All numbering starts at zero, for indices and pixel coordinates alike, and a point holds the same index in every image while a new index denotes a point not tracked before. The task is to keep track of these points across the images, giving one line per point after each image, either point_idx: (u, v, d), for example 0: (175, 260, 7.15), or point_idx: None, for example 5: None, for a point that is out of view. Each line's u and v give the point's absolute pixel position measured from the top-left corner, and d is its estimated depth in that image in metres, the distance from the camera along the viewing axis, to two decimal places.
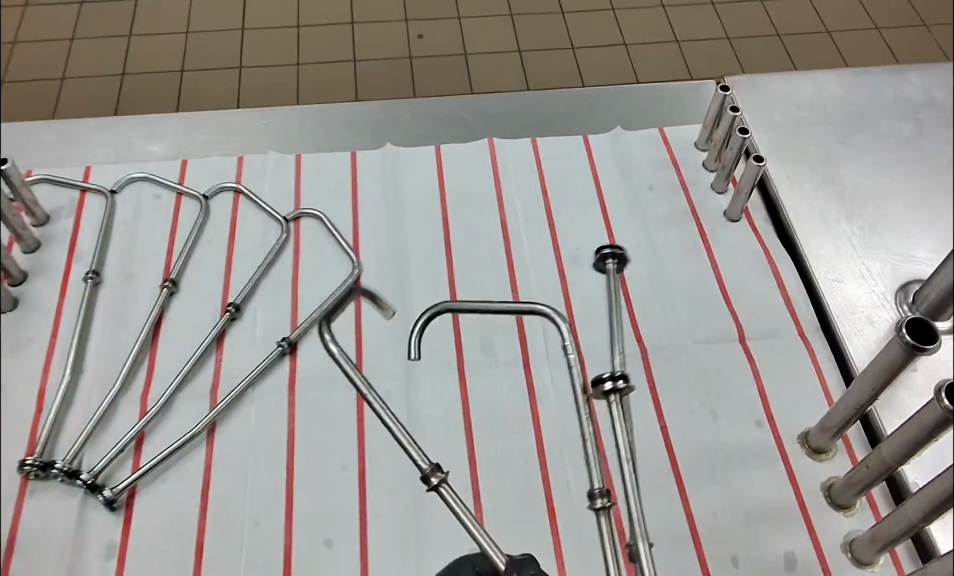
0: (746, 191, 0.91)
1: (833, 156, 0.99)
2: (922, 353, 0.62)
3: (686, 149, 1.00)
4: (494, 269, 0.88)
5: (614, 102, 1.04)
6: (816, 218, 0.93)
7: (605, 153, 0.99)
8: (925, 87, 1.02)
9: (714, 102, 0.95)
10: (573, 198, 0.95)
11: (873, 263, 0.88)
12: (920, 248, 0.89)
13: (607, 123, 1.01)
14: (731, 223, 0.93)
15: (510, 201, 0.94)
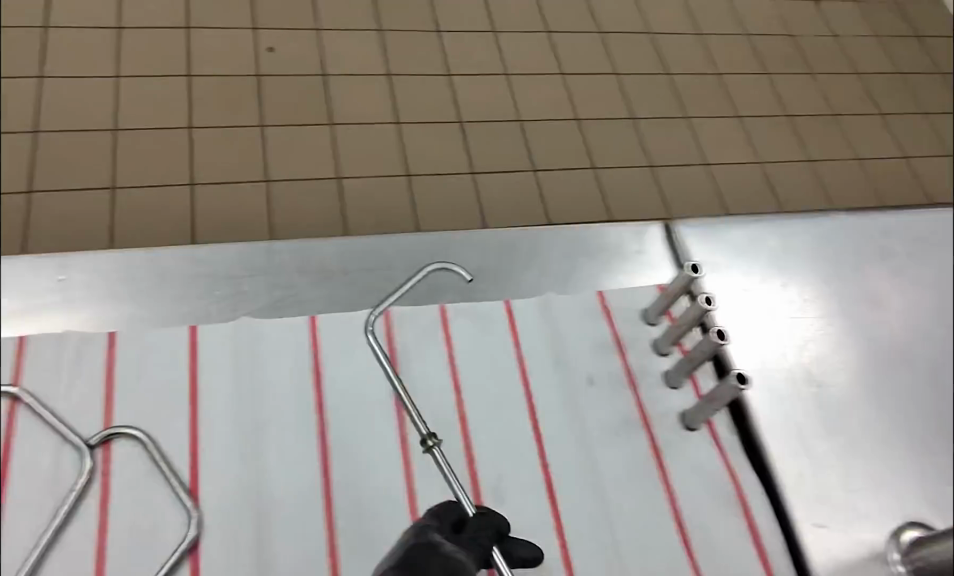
0: (717, 406, 0.73)
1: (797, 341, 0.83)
2: None
3: (631, 324, 0.82)
4: (390, 520, 0.64)
5: (533, 257, 0.84)
6: (790, 429, 0.76)
7: (531, 328, 0.79)
8: (892, 259, 0.91)
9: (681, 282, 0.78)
10: (493, 399, 0.74)
11: (859, 500, 0.73)
12: (901, 482, 0.76)
13: (527, 289, 0.82)
14: (689, 432, 0.75)
15: (412, 403, 0.71)
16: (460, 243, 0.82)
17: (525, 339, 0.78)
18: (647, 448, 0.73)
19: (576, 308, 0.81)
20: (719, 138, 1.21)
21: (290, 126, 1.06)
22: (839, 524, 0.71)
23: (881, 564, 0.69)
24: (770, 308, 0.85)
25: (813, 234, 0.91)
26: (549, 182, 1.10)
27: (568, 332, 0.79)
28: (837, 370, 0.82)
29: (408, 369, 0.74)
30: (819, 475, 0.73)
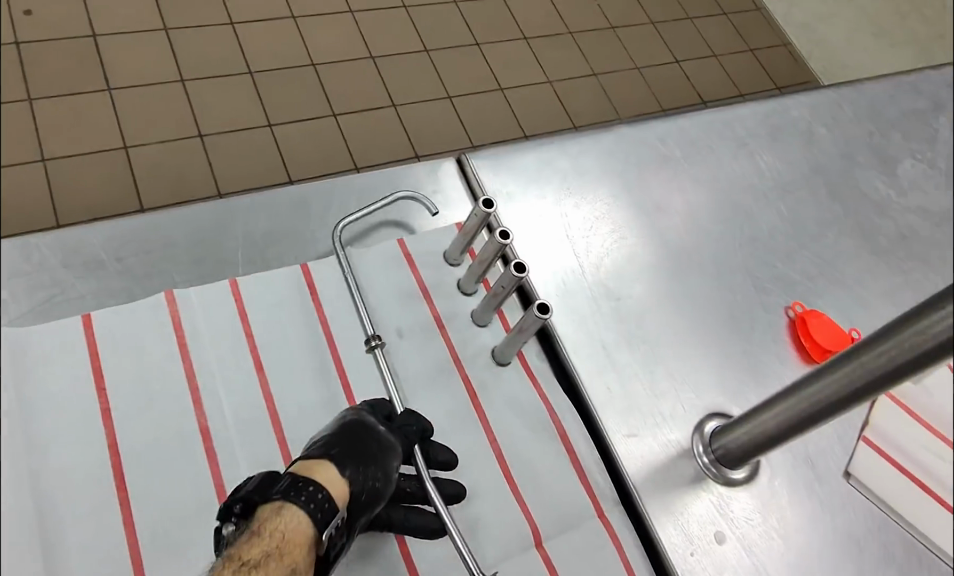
0: (525, 337, 0.74)
1: (590, 261, 0.86)
2: None
3: (433, 268, 0.81)
4: (201, 516, 0.61)
5: (329, 214, 0.80)
6: (594, 348, 0.79)
7: (330, 287, 0.76)
8: (673, 164, 0.95)
9: (474, 218, 0.78)
10: (298, 369, 0.70)
11: (664, 402, 0.77)
12: (703, 375, 0.81)
13: (326, 249, 0.78)
14: (502, 366, 0.76)
15: (211, 392, 0.67)
16: (247, 208, 0.76)
17: (326, 303, 0.75)
18: (464, 392, 0.73)
19: (376, 261, 0.79)
20: (505, 61, 1.29)
21: (73, 98, 1.04)
22: (649, 428, 0.75)
23: (688, 457, 0.74)
24: (566, 230, 0.87)
25: (599, 151, 0.93)
26: (347, 127, 1.15)
27: (369, 289, 0.77)
28: (633, 281, 0.85)
29: (201, 355, 0.69)
30: (627, 386, 0.77)
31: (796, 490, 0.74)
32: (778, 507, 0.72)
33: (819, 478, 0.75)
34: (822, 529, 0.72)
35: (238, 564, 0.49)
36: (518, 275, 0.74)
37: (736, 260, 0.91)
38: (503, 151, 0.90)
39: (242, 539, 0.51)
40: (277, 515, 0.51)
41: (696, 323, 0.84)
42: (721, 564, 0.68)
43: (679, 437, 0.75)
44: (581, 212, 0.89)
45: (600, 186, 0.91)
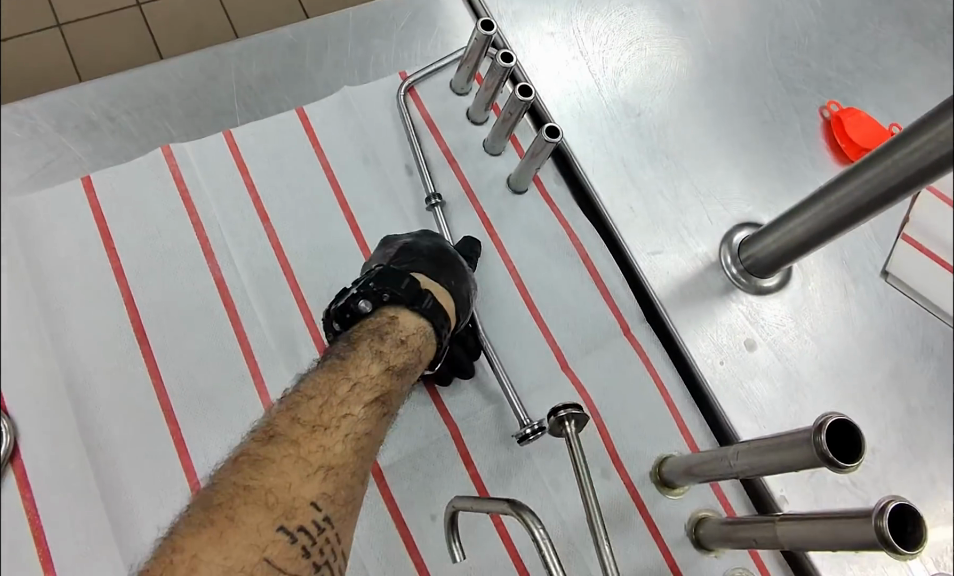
0: (538, 163, 0.69)
1: (606, 76, 0.79)
2: (834, 470, 0.46)
3: (441, 99, 0.76)
4: (224, 364, 0.62)
5: (323, 52, 0.74)
6: (615, 167, 0.75)
7: (330, 129, 0.72)
8: None
9: (475, 41, 0.71)
10: (305, 216, 0.69)
11: (689, 216, 0.74)
12: (732, 185, 0.76)
13: (323, 88, 0.73)
14: (518, 196, 0.73)
15: (222, 248, 0.66)
16: (233, 56, 0.72)
17: (330, 146, 0.72)
18: (482, 227, 0.71)
19: (378, 97, 0.74)
20: None
21: None
22: (673, 244, 0.72)
23: (716, 270, 0.71)
24: (577, 46, 0.80)
25: None
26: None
27: (374, 126, 0.73)
28: (654, 92, 0.79)
29: (206, 210, 0.67)
30: (650, 202, 0.74)
31: (831, 293, 0.71)
32: (810, 312, 0.70)
33: (853, 279, 0.72)
34: (858, 330, 0.70)
35: (381, 362, 0.55)
36: (525, 99, 0.68)
37: (765, 60, 0.83)
38: None
39: (385, 335, 0.56)
40: (419, 335, 0.58)
41: (722, 131, 0.79)
42: (751, 371, 0.68)
43: (705, 249, 0.72)
44: (593, 26, 0.81)
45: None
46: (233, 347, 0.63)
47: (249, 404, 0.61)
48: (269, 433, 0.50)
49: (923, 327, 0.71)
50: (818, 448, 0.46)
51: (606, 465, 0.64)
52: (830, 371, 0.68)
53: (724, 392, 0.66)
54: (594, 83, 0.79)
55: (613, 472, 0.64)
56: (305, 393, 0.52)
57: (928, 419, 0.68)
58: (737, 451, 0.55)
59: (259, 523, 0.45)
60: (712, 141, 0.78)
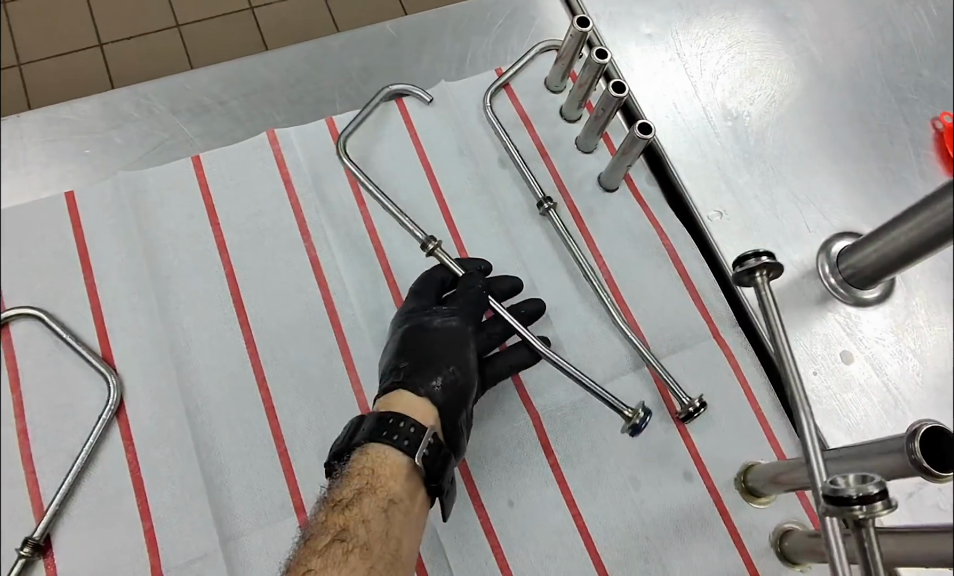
0: (625, 159, 0.79)
1: (447, 120, 0.86)
2: (929, 478, 0.50)
3: (305, 168, 0.83)
4: (177, 465, 0.68)
5: (175, 154, 0.82)
6: (473, 197, 0.82)
7: (202, 210, 0.80)
8: (520, 19, 0.93)
9: (587, 71, 0.82)
10: (208, 301, 0.75)
11: (530, 235, 0.80)
12: (582, 186, 0.83)
13: (178, 184, 0.80)
14: (398, 234, 0.79)
15: (168, 392, 0.71)
16: (70, 159, 0.80)
17: (235, 260, 0.77)
18: (383, 279, 0.77)
19: (247, 177, 0.81)
20: None
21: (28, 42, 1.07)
22: (546, 262, 0.79)
23: (568, 282, 0.78)
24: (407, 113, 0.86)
25: (435, 35, 0.91)
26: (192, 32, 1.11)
27: (348, 196, 0.81)
28: (486, 139, 0.86)
29: None
30: (514, 231, 0.81)
31: (690, 262, 0.78)
32: (690, 293, 0.76)
33: (704, 255, 0.80)
34: (730, 304, 0.77)
35: (374, 496, 0.58)
36: (618, 98, 0.78)
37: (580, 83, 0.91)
38: (337, 55, 0.88)
39: (372, 473, 0.59)
40: (364, 458, 0.60)
41: (557, 148, 0.86)
42: (637, 359, 0.74)
43: (559, 256, 0.79)
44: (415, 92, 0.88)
45: (420, 65, 0.89)
46: (190, 464, 0.68)
47: (210, 476, 0.67)
48: (332, 522, 0.57)
49: (807, 282, 0.77)
50: (914, 458, 0.50)
51: (540, 460, 0.68)
52: (713, 334, 0.74)
53: (621, 377, 0.73)
54: (432, 135, 0.86)
55: (533, 457, 0.68)
56: (308, 526, 0.58)
57: (905, 395, 0.72)
58: (824, 459, 0.59)
59: (367, 510, 0.58)
60: (549, 156, 0.85)
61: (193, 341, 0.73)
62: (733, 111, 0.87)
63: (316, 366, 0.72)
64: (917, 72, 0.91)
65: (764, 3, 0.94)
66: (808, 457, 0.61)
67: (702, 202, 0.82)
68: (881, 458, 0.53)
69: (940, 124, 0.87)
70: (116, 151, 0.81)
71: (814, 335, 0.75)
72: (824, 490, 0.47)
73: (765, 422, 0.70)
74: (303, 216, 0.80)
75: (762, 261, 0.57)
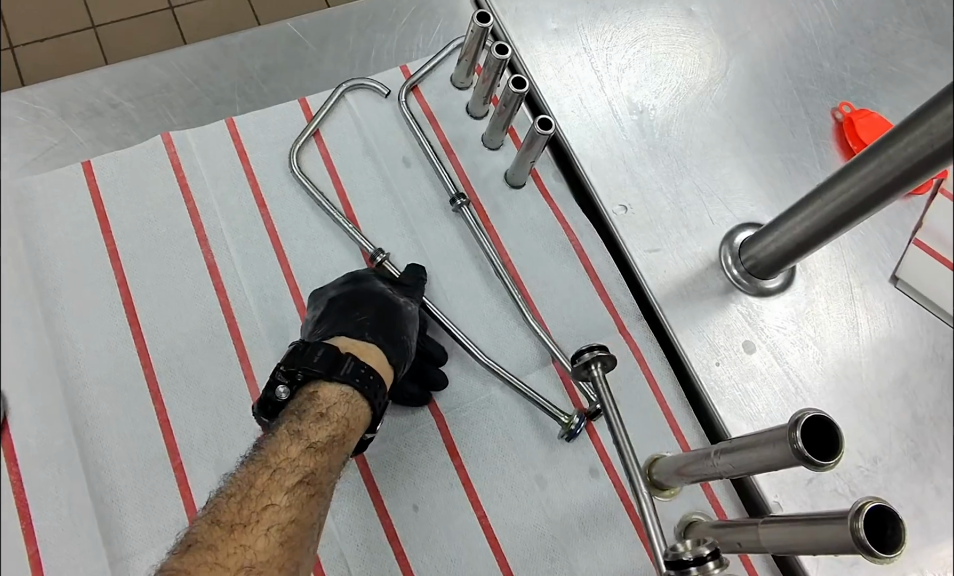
0: (529, 157, 0.78)
1: (351, 120, 0.85)
2: (809, 467, 0.50)
3: (201, 171, 0.80)
4: (66, 484, 0.65)
5: (63, 159, 0.78)
6: (377, 197, 0.81)
7: (92, 217, 0.76)
8: (425, 15, 0.91)
9: (490, 67, 0.81)
10: (99, 313, 0.72)
11: (437, 234, 0.79)
12: (488, 183, 0.82)
13: (66, 190, 0.77)
14: (300, 238, 0.77)
15: (55, 408, 0.68)
16: None
17: (128, 268, 0.74)
18: (285, 285, 0.75)
19: (140, 182, 0.78)
20: None
21: None
22: (452, 261, 0.78)
23: (474, 280, 0.77)
24: (309, 111, 0.84)
25: (337, 32, 0.89)
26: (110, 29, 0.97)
27: (247, 201, 0.79)
28: (391, 138, 0.84)
29: None
30: (419, 231, 0.79)
31: (596, 258, 0.78)
32: (596, 289, 0.76)
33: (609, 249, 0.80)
34: (636, 297, 0.77)
35: (302, 442, 0.58)
36: (519, 94, 0.78)
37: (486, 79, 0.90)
38: (235, 54, 0.85)
39: (338, 418, 0.60)
40: (343, 402, 0.60)
41: (464, 146, 0.85)
42: (544, 355, 0.73)
43: (470, 254, 0.78)
44: (316, 92, 0.86)
45: (322, 63, 0.87)
46: (78, 481, 0.65)
47: (101, 495, 0.65)
48: (293, 462, 0.57)
49: (711, 273, 0.78)
50: (796, 447, 0.50)
51: (445, 462, 0.67)
52: (619, 328, 0.75)
53: (528, 375, 0.72)
54: (336, 135, 0.84)
55: (439, 461, 0.67)
56: (270, 446, 0.57)
57: (805, 382, 0.74)
58: (719, 450, 0.59)
59: (332, 461, 0.58)
60: (455, 154, 0.84)
61: (84, 354, 0.70)
62: (639, 106, 0.88)
63: (215, 376, 0.70)
64: (819, 63, 0.93)
65: None
66: (705, 448, 0.62)
67: (609, 197, 0.82)
68: (766, 450, 0.54)
69: (839, 115, 0.90)
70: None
71: (718, 326, 0.75)
72: (666, 558, 0.52)
73: (671, 415, 0.71)
74: (200, 221, 0.77)
75: (595, 355, 0.60)
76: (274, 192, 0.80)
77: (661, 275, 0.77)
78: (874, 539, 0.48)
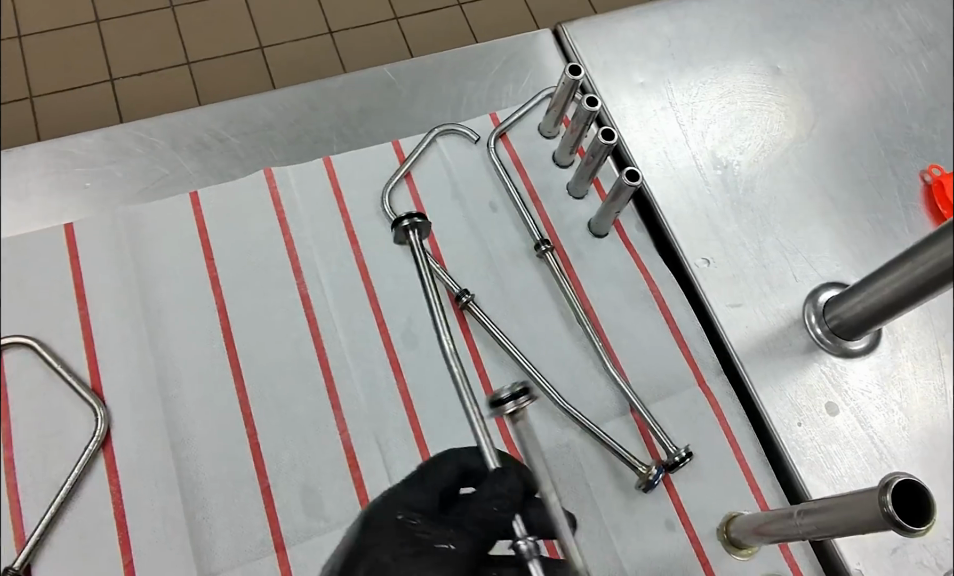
0: (614, 208, 0.80)
1: (442, 162, 0.88)
2: (899, 531, 0.50)
3: (299, 206, 0.84)
4: (162, 499, 0.68)
5: (173, 189, 0.83)
6: (465, 238, 0.83)
7: (197, 244, 0.81)
8: (515, 65, 0.95)
9: (580, 118, 0.83)
10: (198, 337, 0.76)
11: (521, 277, 0.81)
12: (574, 230, 0.84)
13: (174, 217, 0.81)
14: (389, 274, 0.80)
15: (154, 425, 0.71)
16: (70, 190, 0.81)
17: (227, 295, 0.78)
18: (372, 318, 0.78)
19: (242, 213, 0.83)
20: (490, 20, 1.21)
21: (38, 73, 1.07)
22: (535, 304, 0.79)
23: (557, 327, 0.78)
24: (402, 154, 0.88)
25: (431, 78, 0.92)
26: (203, 70, 1.11)
27: (340, 236, 0.82)
28: (480, 182, 0.87)
29: None
30: (504, 274, 0.81)
31: (678, 309, 0.79)
32: (676, 339, 0.77)
33: (691, 301, 0.80)
34: (716, 350, 0.78)
35: None
36: (609, 146, 0.80)
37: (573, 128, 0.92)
38: (333, 96, 0.90)
39: None
40: None
41: (549, 192, 0.87)
42: (622, 403, 0.74)
43: (553, 299, 0.80)
44: (409, 135, 0.89)
45: (415, 108, 0.91)
46: (173, 496, 0.68)
47: (194, 512, 0.68)
48: None
49: (794, 330, 0.78)
50: (887, 510, 0.50)
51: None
52: (698, 381, 0.75)
53: (606, 423, 0.73)
54: (426, 177, 0.87)
55: None
56: None
57: (889, 447, 0.73)
58: (803, 510, 0.59)
59: None
60: (541, 200, 0.87)
61: (183, 375, 0.74)
62: (723, 160, 0.89)
63: (303, 403, 0.73)
64: (908, 124, 0.93)
65: (757, 52, 0.95)
66: (785, 509, 0.62)
67: (693, 248, 0.82)
68: (853, 512, 0.54)
69: (928, 177, 0.89)
70: (116, 185, 0.82)
71: (799, 384, 0.75)
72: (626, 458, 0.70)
73: (750, 471, 0.71)
74: (296, 254, 0.81)
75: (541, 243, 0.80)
76: (366, 230, 0.83)
77: (743, 330, 0.78)
78: None
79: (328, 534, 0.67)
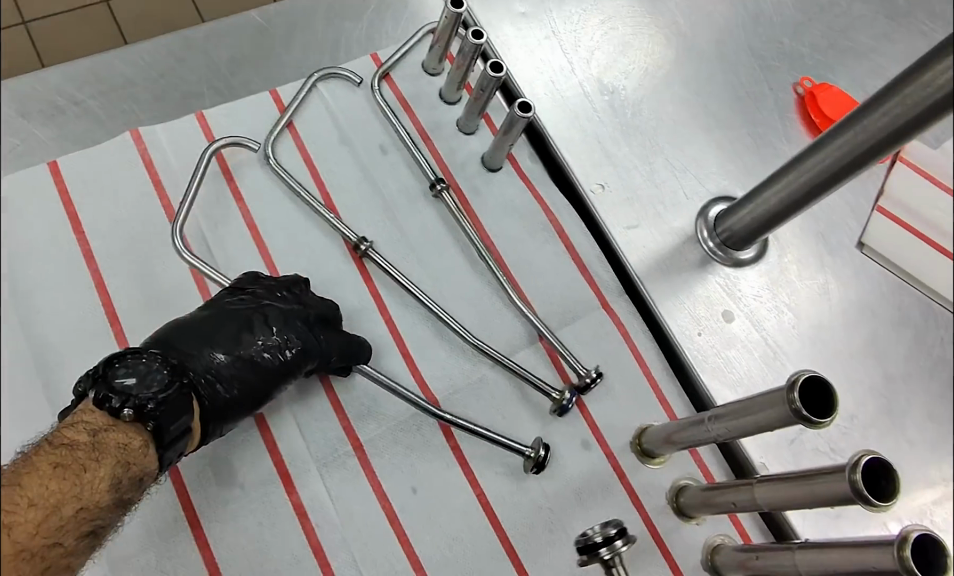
0: (507, 141, 0.79)
1: (324, 108, 0.84)
2: (806, 424, 0.52)
3: (175, 166, 0.79)
4: None
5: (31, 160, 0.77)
6: (356, 185, 0.81)
7: (65, 217, 0.75)
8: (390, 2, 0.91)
9: (464, 51, 0.81)
10: (79, 315, 0.71)
11: (418, 219, 0.80)
12: (467, 166, 0.83)
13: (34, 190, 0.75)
14: (280, 229, 0.77)
15: None
16: None
17: (104, 268, 0.73)
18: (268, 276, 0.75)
19: (111, 179, 0.77)
20: None
21: None
22: (434, 246, 0.78)
23: (458, 265, 0.77)
24: (281, 103, 0.83)
25: (303, 20, 0.88)
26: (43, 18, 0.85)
27: (224, 194, 0.78)
28: (366, 125, 0.84)
29: None
30: (400, 219, 0.79)
31: (577, 236, 0.79)
32: (577, 265, 0.78)
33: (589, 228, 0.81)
34: (616, 274, 0.79)
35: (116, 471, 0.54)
36: (497, 78, 0.78)
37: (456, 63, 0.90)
38: (198, 46, 0.84)
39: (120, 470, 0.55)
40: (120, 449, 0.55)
41: (439, 132, 0.85)
42: (530, 334, 0.75)
43: (453, 239, 0.79)
44: (286, 82, 0.85)
45: (290, 54, 0.86)
46: None
47: None
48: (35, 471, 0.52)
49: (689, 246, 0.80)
50: (794, 407, 0.52)
51: (440, 443, 0.69)
52: (602, 305, 0.76)
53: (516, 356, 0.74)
54: (309, 124, 0.83)
55: (435, 443, 0.69)
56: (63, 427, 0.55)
57: (783, 347, 0.76)
58: (713, 416, 0.61)
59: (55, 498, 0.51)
60: (430, 139, 0.85)
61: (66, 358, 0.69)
62: (608, 86, 0.89)
63: None
64: (779, 40, 0.95)
65: None
66: (696, 415, 0.63)
67: (587, 175, 0.83)
68: (763, 412, 0.55)
69: (801, 89, 0.92)
70: None
71: (697, 298, 0.77)
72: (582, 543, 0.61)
73: (658, 386, 0.73)
74: (177, 217, 0.77)
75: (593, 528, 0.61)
76: (251, 184, 0.79)
77: (640, 251, 0.79)
78: (871, 490, 0.51)
79: (245, 501, 0.65)
